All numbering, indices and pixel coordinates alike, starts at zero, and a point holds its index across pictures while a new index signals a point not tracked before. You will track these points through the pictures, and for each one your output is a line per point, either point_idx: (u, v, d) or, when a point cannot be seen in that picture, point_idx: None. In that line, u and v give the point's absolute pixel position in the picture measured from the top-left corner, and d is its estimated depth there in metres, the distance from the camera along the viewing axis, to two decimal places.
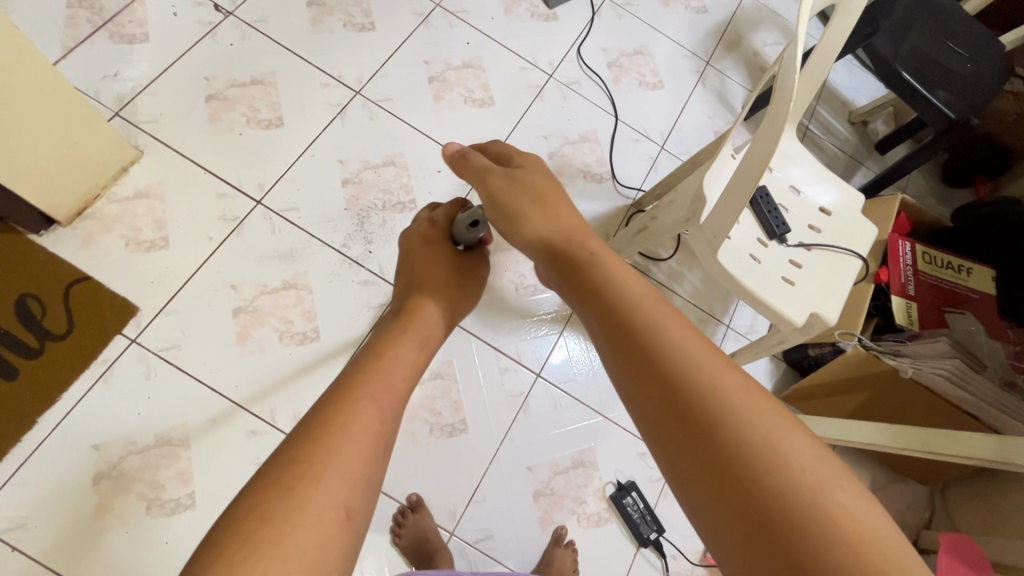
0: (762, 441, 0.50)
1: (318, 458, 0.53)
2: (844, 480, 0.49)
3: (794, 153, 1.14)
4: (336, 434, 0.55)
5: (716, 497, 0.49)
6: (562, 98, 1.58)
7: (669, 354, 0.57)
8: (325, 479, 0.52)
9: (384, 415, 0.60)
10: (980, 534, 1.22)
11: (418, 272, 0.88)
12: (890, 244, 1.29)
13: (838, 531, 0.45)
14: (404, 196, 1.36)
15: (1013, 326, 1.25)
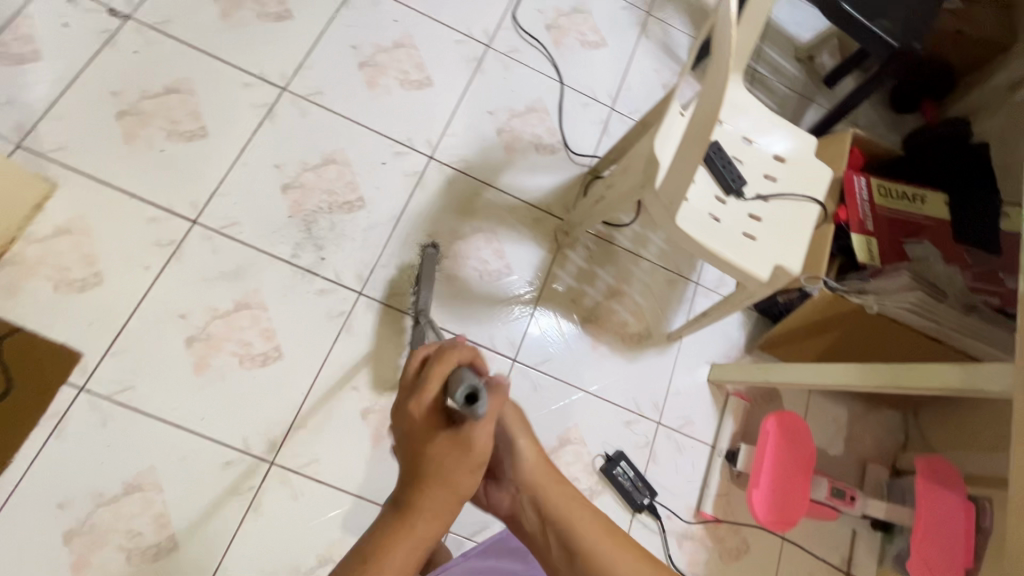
0: None
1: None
2: None
3: (743, 101, 1.10)
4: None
5: None
6: (503, 68, 1.50)
7: (578, 551, 0.69)
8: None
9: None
10: (953, 450, 1.28)
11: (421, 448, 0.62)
12: (846, 182, 1.30)
13: None
14: (349, 194, 1.29)
15: (968, 247, 1.28)
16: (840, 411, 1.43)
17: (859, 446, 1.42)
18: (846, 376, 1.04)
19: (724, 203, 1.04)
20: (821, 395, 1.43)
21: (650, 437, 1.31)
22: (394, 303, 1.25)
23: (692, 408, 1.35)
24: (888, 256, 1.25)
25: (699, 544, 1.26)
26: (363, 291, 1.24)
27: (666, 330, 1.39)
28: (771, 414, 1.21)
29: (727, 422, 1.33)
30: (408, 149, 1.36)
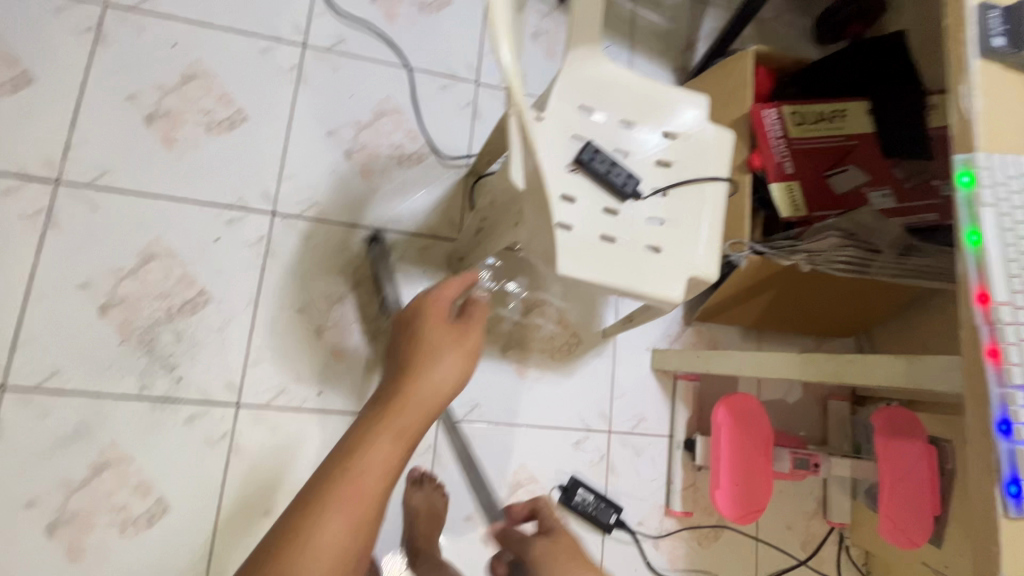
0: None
1: (339, 485, 0.57)
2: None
3: (608, 73, 0.89)
4: (353, 484, 0.57)
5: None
6: (330, 69, 1.21)
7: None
8: (320, 544, 0.53)
9: (407, 443, 0.62)
10: None
11: (409, 352, 0.70)
12: (755, 120, 1.11)
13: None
14: (187, 290, 1.06)
15: (899, 161, 1.11)
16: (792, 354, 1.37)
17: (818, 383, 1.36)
18: (787, 368, 0.93)
19: (617, 214, 0.85)
20: (771, 343, 1.36)
21: (604, 449, 1.22)
22: (282, 403, 1.07)
23: (641, 404, 1.25)
24: (814, 198, 1.10)
25: (676, 538, 1.22)
26: (241, 401, 1.05)
27: (600, 328, 1.26)
28: (720, 402, 1.13)
29: (680, 411, 1.24)
30: (242, 211, 1.11)
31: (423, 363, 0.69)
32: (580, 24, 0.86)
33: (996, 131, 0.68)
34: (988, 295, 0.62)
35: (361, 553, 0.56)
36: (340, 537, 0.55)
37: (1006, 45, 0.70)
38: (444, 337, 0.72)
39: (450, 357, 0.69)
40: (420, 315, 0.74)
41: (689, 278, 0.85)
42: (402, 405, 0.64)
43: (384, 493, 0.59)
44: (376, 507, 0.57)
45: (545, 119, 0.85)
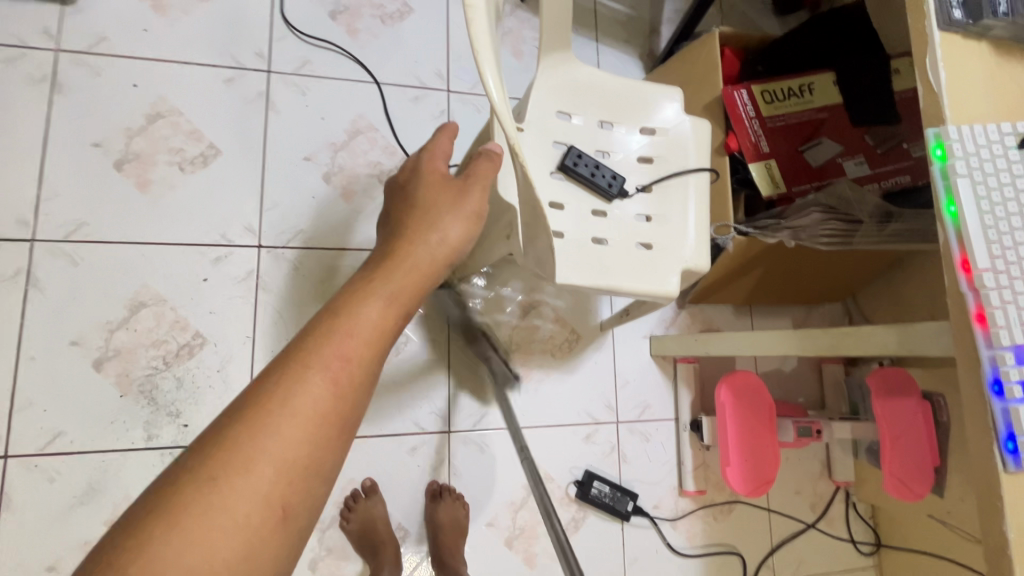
0: None
1: (312, 355, 0.45)
2: None
3: (582, 75, 0.88)
4: (333, 351, 0.46)
5: None
6: (299, 92, 1.19)
7: None
8: (289, 416, 0.42)
9: (398, 315, 0.51)
10: None
11: (402, 217, 0.62)
12: (727, 103, 1.12)
13: None
14: (181, 334, 1.05)
15: (869, 129, 1.14)
16: (784, 324, 1.41)
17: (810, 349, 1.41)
18: (783, 345, 0.96)
19: (606, 216, 0.87)
20: (763, 316, 1.39)
21: (614, 440, 1.24)
22: None
23: (645, 391, 1.28)
24: (792, 174, 1.12)
25: (692, 517, 1.26)
26: None
27: (597, 322, 1.27)
28: (721, 382, 1.16)
29: (684, 394, 1.27)
30: (227, 248, 1.10)
31: (417, 233, 0.59)
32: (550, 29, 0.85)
33: (961, 101, 0.71)
34: (970, 262, 0.65)
35: (344, 431, 0.45)
36: (315, 411, 0.43)
37: (964, 16, 0.72)
38: (440, 199, 0.63)
39: (448, 223, 0.60)
40: (417, 175, 0.66)
41: (684, 270, 0.86)
42: (390, 276, 0.53)
43: (370, 367, 0.47)
44: (359, 382, 0.46)
45: (524, 129, 0.85)
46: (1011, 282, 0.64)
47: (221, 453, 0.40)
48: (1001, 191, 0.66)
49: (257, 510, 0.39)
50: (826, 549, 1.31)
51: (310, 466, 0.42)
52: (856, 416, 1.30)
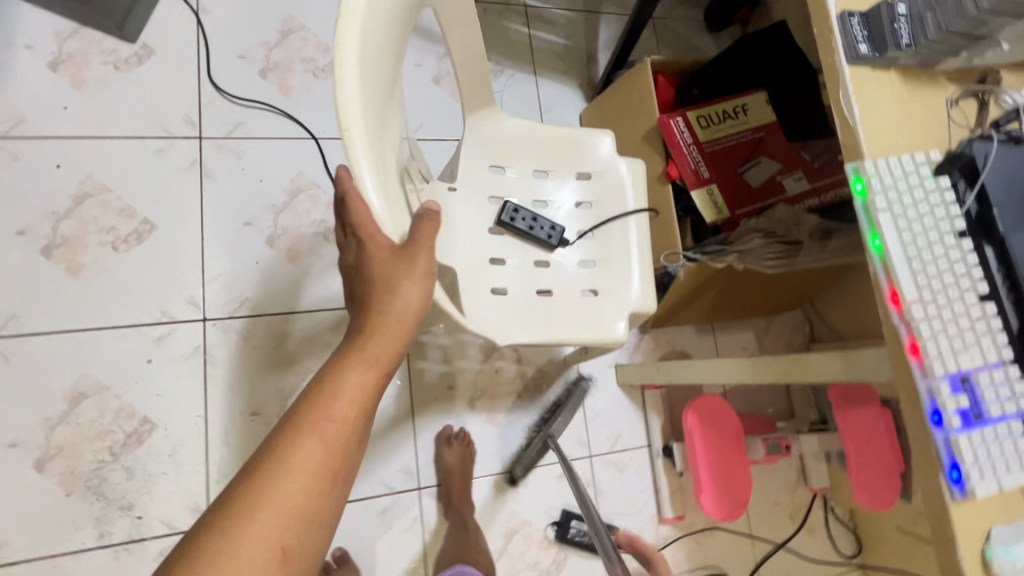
0: None
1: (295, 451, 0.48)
2: None
3: (512, 127, 0.88)
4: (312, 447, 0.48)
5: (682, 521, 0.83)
6: (234, 155, 1.16)
7: None
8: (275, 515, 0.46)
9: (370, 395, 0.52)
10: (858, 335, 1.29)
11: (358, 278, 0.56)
12: (664, 131, 1.12)
13: None
14: (128, 421, 1.01)
15: (805, 144, 1.16)
16: (747, 337, 1.42)
17: None
18: (740, 373, 0.96)
19: (549, 266, 0.86)
20: (725, 331, 1.41)
21: (588, 475, 1.23)
22: None
23: (616, 421, 1.27)
24: (733, 197, 1.14)
25: (674, 544, 1.25)
26: None
27: (560, 357, 1.27)
28: (688, 409, 1.16)
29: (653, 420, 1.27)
30: (171, 325, 1.06)
31: (378, 296, 0.54)
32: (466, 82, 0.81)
33: (875, 134, 0.72)
34: (898, 295, 0.66)
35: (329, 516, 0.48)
36: (309, 469, 0.47)
37: (870, 50, 0.73)
38: (388, 262, 0.54)
39: (406, 290, 0.54)
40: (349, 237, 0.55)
41: (631, 314, 0.86)
42: (367, 339, 0.53)
43: (357, 423, 0.51)
44: (349, 438, 0.50)
45: (457, 188, 0.84)
46: (940, 311, 0.65)
47: (228, 511, 0.45)
48: (923, 221, 0.67)
49: (260, 559, 0.43)
50: (809, 558, 1.32)
51: (309, 518, 0.46)
52: (824, 423, 1.32)
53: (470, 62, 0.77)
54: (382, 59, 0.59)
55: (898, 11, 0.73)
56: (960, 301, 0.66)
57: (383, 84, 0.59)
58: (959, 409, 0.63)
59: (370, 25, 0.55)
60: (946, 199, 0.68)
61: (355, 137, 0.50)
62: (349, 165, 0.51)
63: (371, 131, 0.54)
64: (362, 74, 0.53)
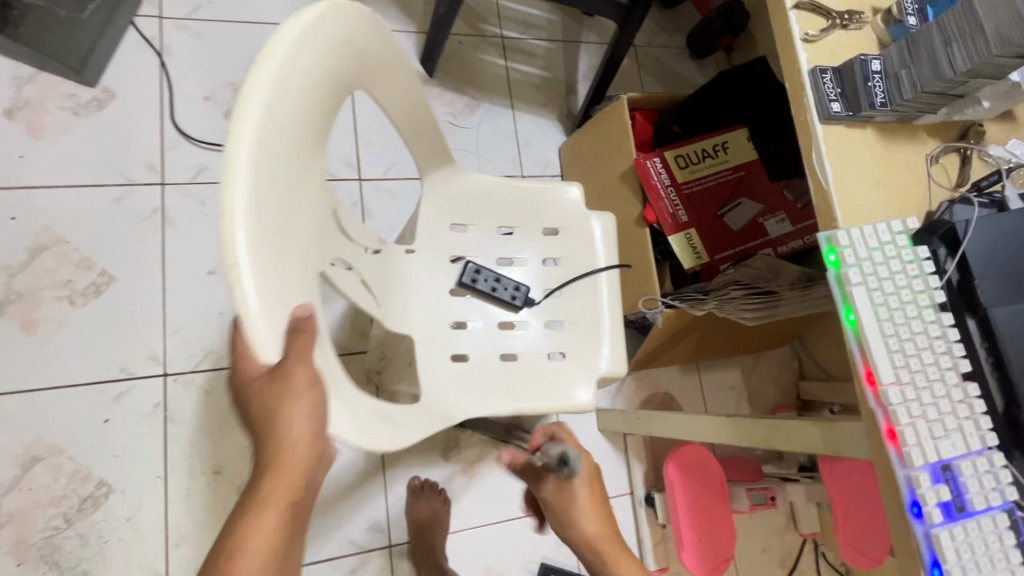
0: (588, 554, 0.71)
1: None
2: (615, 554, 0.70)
3: (475, 182, 0.84)
4: None
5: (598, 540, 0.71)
6: (198, 201, 1.12)
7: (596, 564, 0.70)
8: None
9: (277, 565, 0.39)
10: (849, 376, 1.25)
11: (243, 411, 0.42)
12: (641, 174, 1.08)
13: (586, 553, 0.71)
14: (82, 485, 0.97)
15: (787, 184, 1.12)
16: (733, 375, 1.38)
17: (761, 399, 1.39)
18: (719, 433, 0.92)
19: (514, 327, 0.82)
20: (710, 370, 1.37)
21: None
22: None
23: None
24: (712, 241, 1.10)
25: None
26: None
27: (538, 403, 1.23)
28: (669, 458, 1.12)
29: (635, 466, 1.22)
30: (129, 381, 1.02)
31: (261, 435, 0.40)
32: (411, 139, 0.71)
33: (850, 196, 0.68)
34: (874, 375, 0.62)
35: None
36: None
37: (844, 108, 0.69)
38: (264, 390, 0.40)
39: (289, 418, 0.40)
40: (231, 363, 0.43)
41: (601, 379, 0.82)
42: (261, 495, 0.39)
43: None
44: None
45: (415, 250, 0.80)
46: (919, 394, 0.61)
47: None
48: (899, 295, 0.64)
49: None
50: None
51: None
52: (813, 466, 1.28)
53: (417, 123, 0.68)
54: (308, 144, 0.44)
55: (873, 68, 0.69)
56: (941, 382, 0.62)
57: (307, 175, 0.44)
58: (940, 502, 0.59)
59: (282, 102, 0.39)
60: (925, 271, 0.64)
61: (246, 271, 0.34)
62: (235, 297, 0.35)
63: (275, 243, 0.38)
64: (267, 163, 0.37)
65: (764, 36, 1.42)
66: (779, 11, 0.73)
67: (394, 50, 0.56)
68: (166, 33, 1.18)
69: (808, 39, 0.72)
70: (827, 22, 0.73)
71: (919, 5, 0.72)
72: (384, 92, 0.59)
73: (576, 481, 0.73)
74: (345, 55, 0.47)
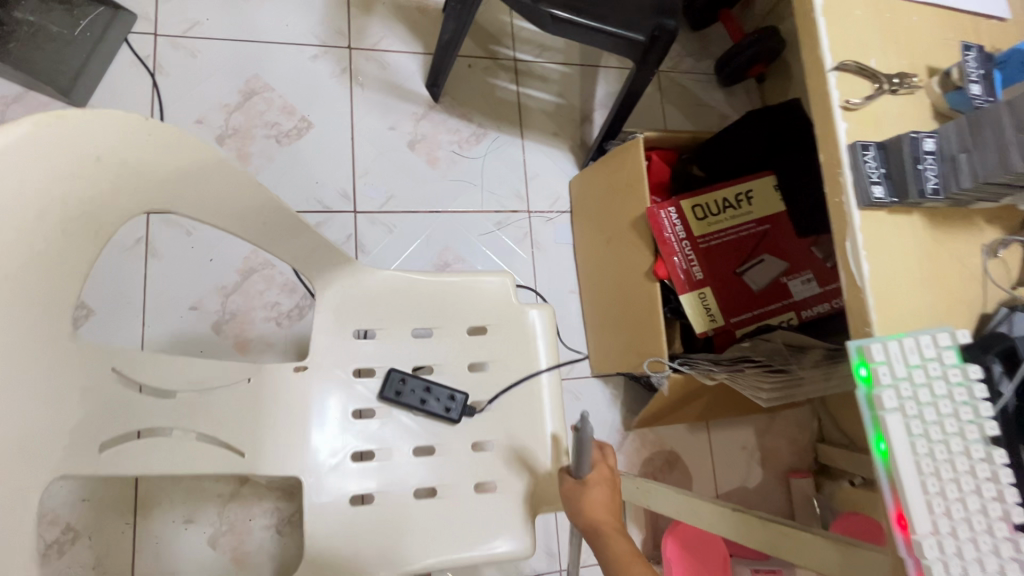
0: (594, 534, 0.66)
1: None
2: (615, 538, 0.65)
3: (385, 280, 0.76)
4: None
5: (602, 518, 0.66)
6: (184, 232, 1.07)
7: (596, 539, 0.65)
8: None
9: None
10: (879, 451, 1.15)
11: None
12: (653, 225, 0.98)
13: (593, 529, 0.66)
14: (48, 530, 0.93)
15: (816, 241, 1.02)
16: (746, 434, 1.28)
17: (776, 461, 1.28)
18: (721, 526, 0.83)
19: (433, 452, 0.73)
20: (722, 428, 1.27)
21: None
22: None
23: None
24: (729, 301, 1.00)
25: None
26: None
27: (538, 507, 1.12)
28: (669, 534, 1.04)
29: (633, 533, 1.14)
30: None
31: None
32: (262, 240, 0.65)
33: (891, 298, 0.58)
34: (906, 521, 0.52)
35: None
36: None
37: (888, 193, 0.59)
38: None
39: None
40: None
41: (531, 521, 0.72)
42: None
43: None
44: None
45: (305, 367, 0.72)
46: (961, 549, 0.51)
47: None
48: (943, 425, 0.54)
49: None
50: None
51: None
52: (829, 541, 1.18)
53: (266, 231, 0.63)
54: None
55: (925, 148, 0.59)
56: (987, 534, 0.52)
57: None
58: None
59: None
60: (976, 396, 0.55)
61: None
62: None
63: None
64: None
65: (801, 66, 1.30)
66: (818, 72, 0.63)
67: (180, 147, 0.54)
68: (161, 52, 1.13)
69: (850, 108, 0.62)
70: (873, 87, 0.63)
71: (984, 71, 0.62)
72: (189, 188, 0.57)
73: (591, 482, 0.68)
74: (70, 158, 0.47)
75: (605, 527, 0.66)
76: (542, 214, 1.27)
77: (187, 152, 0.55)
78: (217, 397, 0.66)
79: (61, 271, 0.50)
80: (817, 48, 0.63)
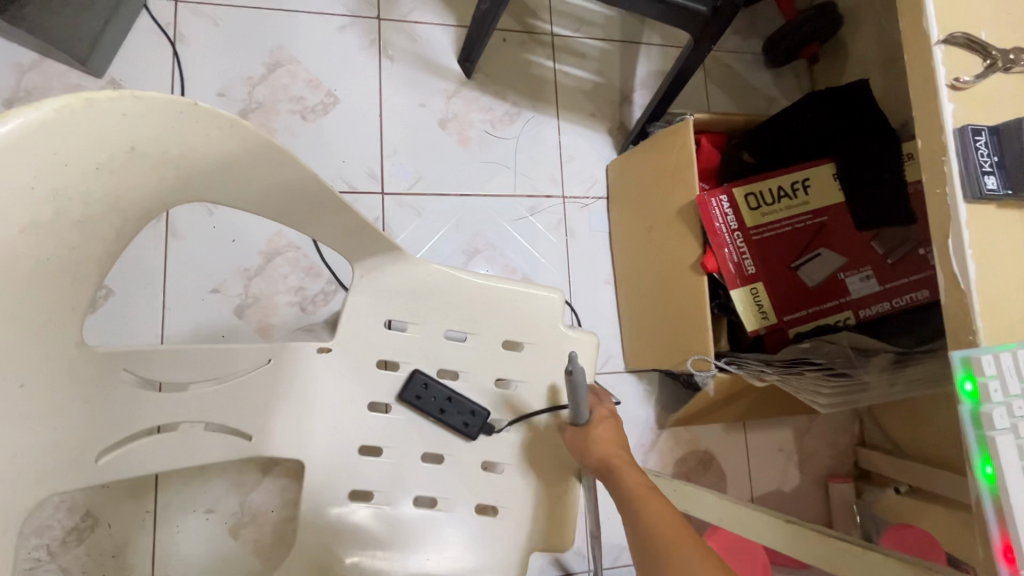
0: (602, 465, 0.65)
1: None
2: (629, 469, 0.64)
3: (427, 271, 0.69)
4: None
5: (610, 450, 0.66)
6: (206, 211, 1.02)
7: (607, 471, 0.65)
8: None
9: None
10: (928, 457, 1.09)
11: None
12: (703, 214, 0.91)
13: (600, 461, 0.65)
14: (66, 517, 0.91)
15: (877, 235, 0.95)
16: (784, 436, 1.23)
17: (815, 464, 1.23)
18: None
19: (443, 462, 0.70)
20: (759, 429, 1.21)
21: None
22: None
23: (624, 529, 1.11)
24: (781, 298, 0.94)
25: None
26: None
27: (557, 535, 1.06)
28: (709, 538, 1.00)
29: None
30: None
31: None
32: (301, 221, 0.60)
33: (1000, 304, 0.51)
34: (1013, 551, 0.47)
35: None
36: None
37: (1000, 184, 0.53)
38: None
39: None
40: None
41: (526, 555, 0.69)
42: None
43: None
44: None
45: (330, 349, 0.68)
46: None
47: None
48: None
49: None
50: None
51: None
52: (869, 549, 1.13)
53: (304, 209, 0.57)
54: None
55: None
56: None
57: None
58: None
59: None
60: None
61: None
62: None
63: None
64: None
65: (861, 45, 1.21)
66: (923, 46, 0.56)
67: (221, 135, 0.49)
68: (182, 20, 1.07)
69: (959, 86, 0.55)
70: (984, 63, 0.56)
71: None
72: (220, 179, 0.52)
73: (595, 423, 0.69)
74: (88, 150, 0.43)
75: (615, 459, 0.65)
76: (577, 200, 1.20)
77: (226, 140, 0.49)
78: (231, 392, 0.63)
79: (78, 263, 0.48)
80: (921, 18, 0.56)
